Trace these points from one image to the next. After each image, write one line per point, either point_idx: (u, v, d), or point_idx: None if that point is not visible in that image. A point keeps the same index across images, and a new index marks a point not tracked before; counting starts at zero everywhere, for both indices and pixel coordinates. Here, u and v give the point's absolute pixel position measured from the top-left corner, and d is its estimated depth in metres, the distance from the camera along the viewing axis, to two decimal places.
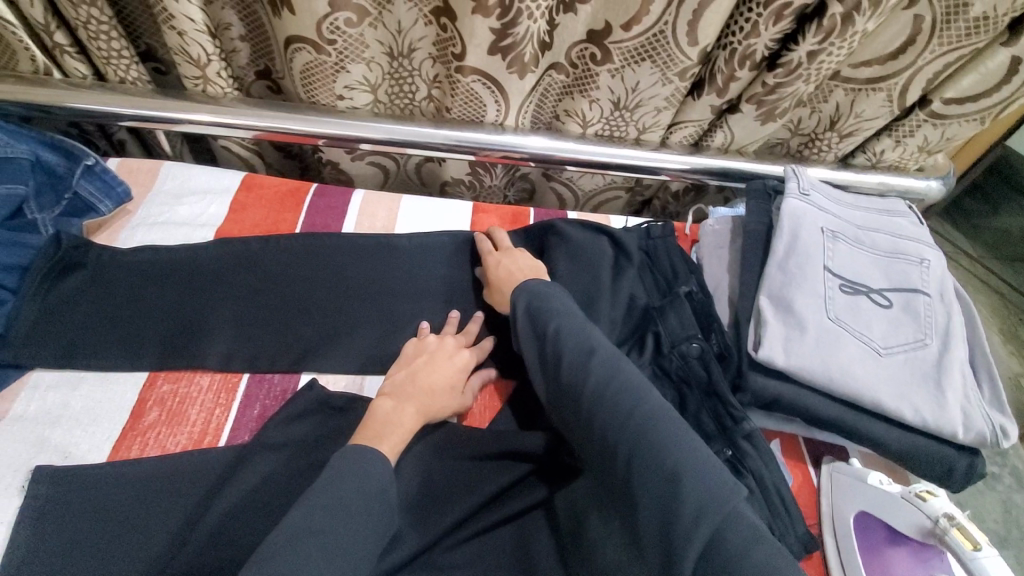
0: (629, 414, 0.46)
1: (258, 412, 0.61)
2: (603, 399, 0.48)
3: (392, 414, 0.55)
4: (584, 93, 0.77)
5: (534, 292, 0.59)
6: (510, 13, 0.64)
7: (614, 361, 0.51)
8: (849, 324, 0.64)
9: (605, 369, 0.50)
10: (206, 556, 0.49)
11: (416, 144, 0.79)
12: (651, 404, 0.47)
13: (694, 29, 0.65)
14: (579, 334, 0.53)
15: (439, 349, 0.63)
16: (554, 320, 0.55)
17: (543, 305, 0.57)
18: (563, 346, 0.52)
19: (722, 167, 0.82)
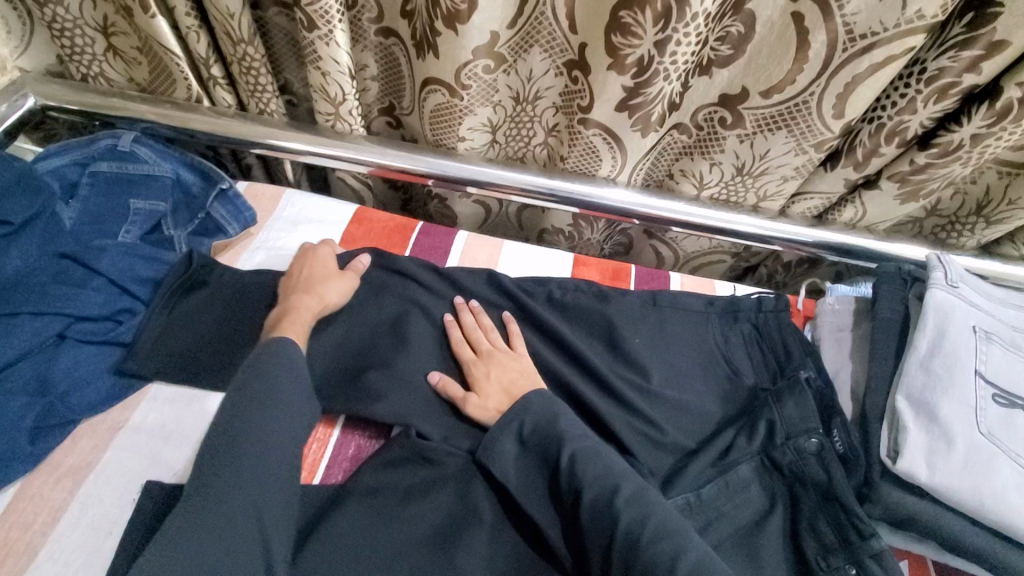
0: (660, 555, 0.45)
1: (356, 453, 0.61)
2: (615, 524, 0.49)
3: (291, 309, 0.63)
4: (705, 155, 0.75)
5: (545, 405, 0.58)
6: (647, 74, 0.63)
7: (639, 496, 0.50)
8: (1004, 442, 0.56)
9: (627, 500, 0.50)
10: None
11: (523, 194, 0.79)
12: (693, 549, 0.46)
13: (843, 102, 0.61)
14: (602, 468, 0.52)
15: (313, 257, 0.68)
16: (568, 445, 0.54)
17: (552, 430, 0.56)
18: (587, 478, 0.52)
19: (846, 245, 0.76)
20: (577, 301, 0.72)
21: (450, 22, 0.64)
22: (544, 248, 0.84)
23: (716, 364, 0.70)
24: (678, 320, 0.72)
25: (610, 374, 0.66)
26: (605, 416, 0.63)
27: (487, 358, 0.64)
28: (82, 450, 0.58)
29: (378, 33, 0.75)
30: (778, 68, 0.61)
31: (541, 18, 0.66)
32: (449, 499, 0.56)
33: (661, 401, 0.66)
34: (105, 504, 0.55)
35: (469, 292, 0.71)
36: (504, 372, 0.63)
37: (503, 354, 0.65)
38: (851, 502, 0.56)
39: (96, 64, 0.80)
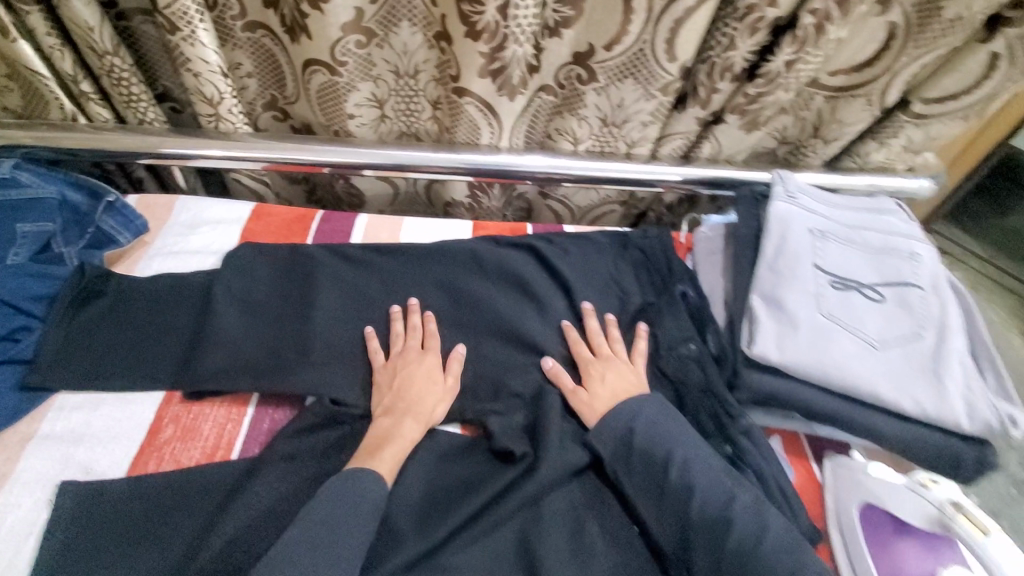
0: (706, 508, 0.54)
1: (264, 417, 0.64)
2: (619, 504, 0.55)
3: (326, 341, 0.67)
4: (573, 112, 0.81)
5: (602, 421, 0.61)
6: (498, 38, 0.69)
7: (687, 464, 0.57)
8: (842, 320, 0.65)
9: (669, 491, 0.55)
10: (223, 559, 0.52)
11: (414, 168, 0.83)
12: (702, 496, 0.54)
13: (672, 46, 0.69)
14: (651, 438, 0.59)
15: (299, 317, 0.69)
16: (625, 424, 0.60)
17: (612, 415, 0.61)
18: (634, 452, 0.59)
19: (711, 177, 0.84)
20: (477, 253, 0.76)
21: (315, 2, 0.68)
22: (444, 220, 0.89)
23: (609, 289, 0.77)
24: (570, 264, 0.76)
25: (500, 325, 0.70)
26: (509, 357, 0.68)
27: (609, 361, 0.67)
28: None
29: (246, 29, 0.77)
30: (611, 23, 0.69)
31: None
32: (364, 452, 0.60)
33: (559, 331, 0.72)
34: (23, 510, 0.56)
35: (371, 262, 0.75)
36: (618, 379, 0.65)
37: (620, 360, 0.68)
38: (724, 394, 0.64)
39: None
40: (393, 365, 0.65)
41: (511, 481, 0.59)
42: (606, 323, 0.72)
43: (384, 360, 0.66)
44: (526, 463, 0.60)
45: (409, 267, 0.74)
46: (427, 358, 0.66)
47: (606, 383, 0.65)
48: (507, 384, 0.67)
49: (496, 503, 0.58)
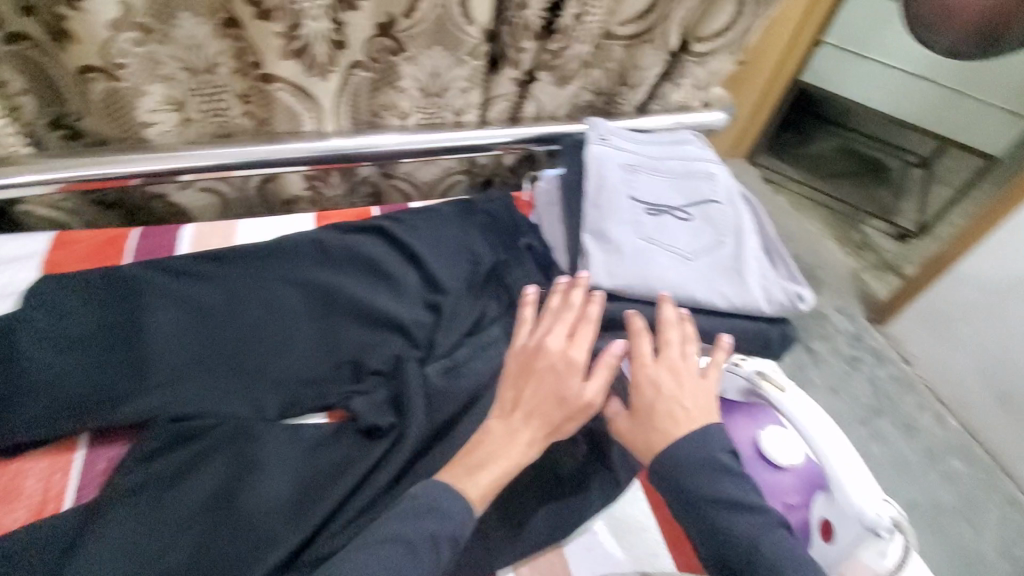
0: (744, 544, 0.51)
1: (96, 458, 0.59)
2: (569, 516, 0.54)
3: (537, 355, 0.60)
4: (392, 87, 0.81)
5: (665, 450, 0.56)
6: (291, 16, 0.67)
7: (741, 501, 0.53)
8: (660, 240, 0.72)
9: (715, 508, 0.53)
10: None
11: (237, 166, 0.79)
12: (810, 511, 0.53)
13: (468, 8, 0.72)
14: (725, 473, 0.54)
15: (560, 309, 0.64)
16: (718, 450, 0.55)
17: (705, 449, 0.55)
18: (703, 489, 0.53)
19: (538, 134, 0.89)
20: (324, 245, 0.75)
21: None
22: (282, 217, 0.86)
23: (462, 255, 0.79)
24: (416, 238, 0.79)
25: (355, 309, 0.69)
26: (368, 337, 0.68)
27: (667, 369, 0.60)
28: None
29: None
30: None
31: None
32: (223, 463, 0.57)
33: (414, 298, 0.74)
34: None
35: (198, 271, 0.69)
36: (677, 394, 0.59)
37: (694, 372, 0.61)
38: None
39: None
40: (530, 365, 0.60)
41: (381, 454, 0.60)
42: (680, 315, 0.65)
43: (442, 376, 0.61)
44: (396, 432, 0.61)
45: (248, 269, 0.71)
46: (572, 373, 0.59)
47: (657, 408, 0.58)
48: (366, 363, 0.67)
49: (371, 477, 0.59)
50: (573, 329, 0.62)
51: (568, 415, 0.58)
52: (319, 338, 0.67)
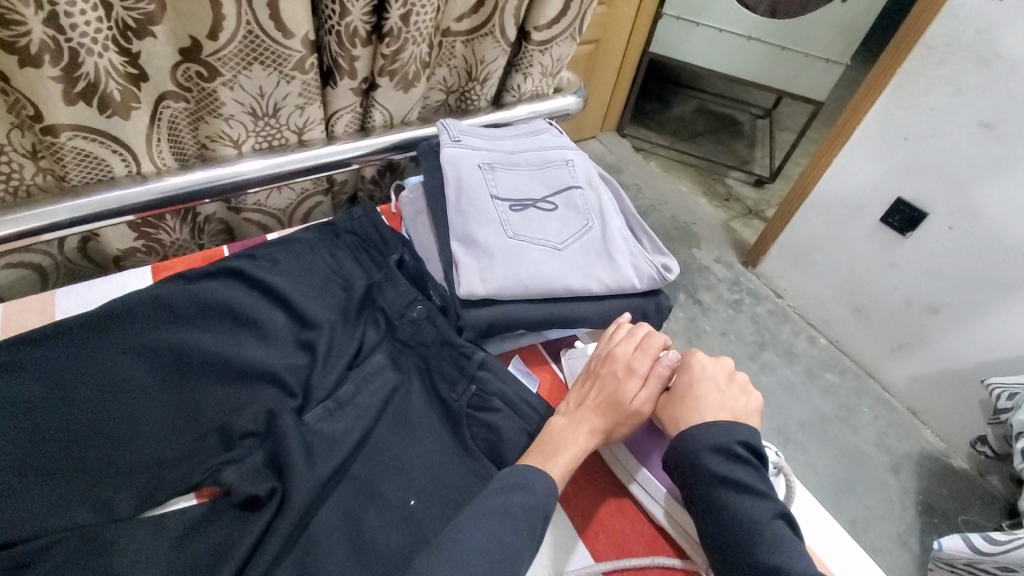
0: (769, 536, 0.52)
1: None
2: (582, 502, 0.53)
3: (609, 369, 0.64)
4: (215, 115, 0.73)
5: (700, 446, 0.57)
6: (66, 53, 0.57)
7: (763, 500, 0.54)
8: (527, 235, 0.72)
9: (732, 490, 0.54)
10: None
11: (48, 229, 0.65)
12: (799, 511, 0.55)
13: (281, 23, 0.66)
14: (732, 462, 0.55)
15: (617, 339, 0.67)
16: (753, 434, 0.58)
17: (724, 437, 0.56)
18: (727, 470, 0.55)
19: (392, 142, 0.85)
20: (162, 299, 0.64)
21: None
22: (112, 276, 0.75)
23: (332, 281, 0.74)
24: (284, 273, 0.71)
25: (212, 368, 0.61)
26: (233, 396, 0.61)
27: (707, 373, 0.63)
28: None
29: None
30: (204, 11, 0.62)
31: None
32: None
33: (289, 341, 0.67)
34: None
35: (3, 371, 0.56)
36: (708, 404, 0.60)
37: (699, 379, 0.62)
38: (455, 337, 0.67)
39: None
40: (597, 374, 0.64)
41: (269, 518, 0.54)
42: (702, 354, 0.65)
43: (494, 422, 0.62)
44: (279, 493, 0.56)
45: (66, 347, 0.59)
46: (630, 379, 0.63)
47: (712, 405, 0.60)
48: (235, 425, 0.59)
49: (261, 544, 0.53)
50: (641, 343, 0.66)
51: (622, 418, 0.61)
52: (174, 409, 0.59)
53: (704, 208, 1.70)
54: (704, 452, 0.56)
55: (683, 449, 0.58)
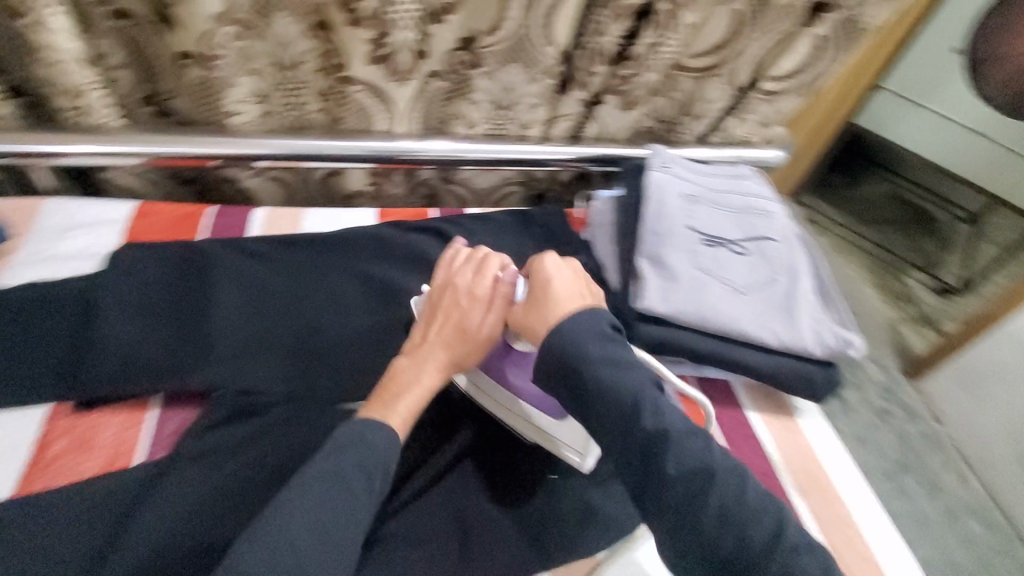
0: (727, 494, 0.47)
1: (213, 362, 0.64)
2: (739, 511, 0.46)
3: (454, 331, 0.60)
4: (464, 97, 0.84)
5: (566, 336, 0.52)
6: (382, 24, 0.70)
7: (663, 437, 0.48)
8: (716, 272, 0.74)
9: (728, 490, 0.47)
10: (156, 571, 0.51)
11: (311, 157, 0.82)
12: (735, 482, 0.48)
13: (549, 29, 0.75)
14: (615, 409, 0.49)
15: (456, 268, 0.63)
16: (588, 366, 0.51)
17: (573, 346, 0.52)
18: (602, 396, 0.50)
19: (598, 154, 0.91)
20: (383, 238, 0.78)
21: None
22: (346, 210, 0.89)
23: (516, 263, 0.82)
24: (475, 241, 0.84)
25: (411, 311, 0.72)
26: None
27: (541, 296, 0.57)
28: None
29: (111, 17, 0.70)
30: (490, 8, 0.72)
31: None
32: (276, 442, 0.60)
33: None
34: None
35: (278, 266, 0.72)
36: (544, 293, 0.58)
37: (541, 293, 0.57)
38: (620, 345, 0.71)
39: None
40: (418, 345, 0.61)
41: (415, 461, 0.63)
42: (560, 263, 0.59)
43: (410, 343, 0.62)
44: (423, 441, 0.64)
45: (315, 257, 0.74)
46: (477, 306, 0.60)
47: (558, 287, 0.57)
48: None
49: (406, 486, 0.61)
50: (483, 263, 0.62)
51: (472, 346, 0.60)
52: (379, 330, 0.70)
53: (872, 298, 1.53)
54: (644, 396, 0.49)
55: (573, 357, 0.51)
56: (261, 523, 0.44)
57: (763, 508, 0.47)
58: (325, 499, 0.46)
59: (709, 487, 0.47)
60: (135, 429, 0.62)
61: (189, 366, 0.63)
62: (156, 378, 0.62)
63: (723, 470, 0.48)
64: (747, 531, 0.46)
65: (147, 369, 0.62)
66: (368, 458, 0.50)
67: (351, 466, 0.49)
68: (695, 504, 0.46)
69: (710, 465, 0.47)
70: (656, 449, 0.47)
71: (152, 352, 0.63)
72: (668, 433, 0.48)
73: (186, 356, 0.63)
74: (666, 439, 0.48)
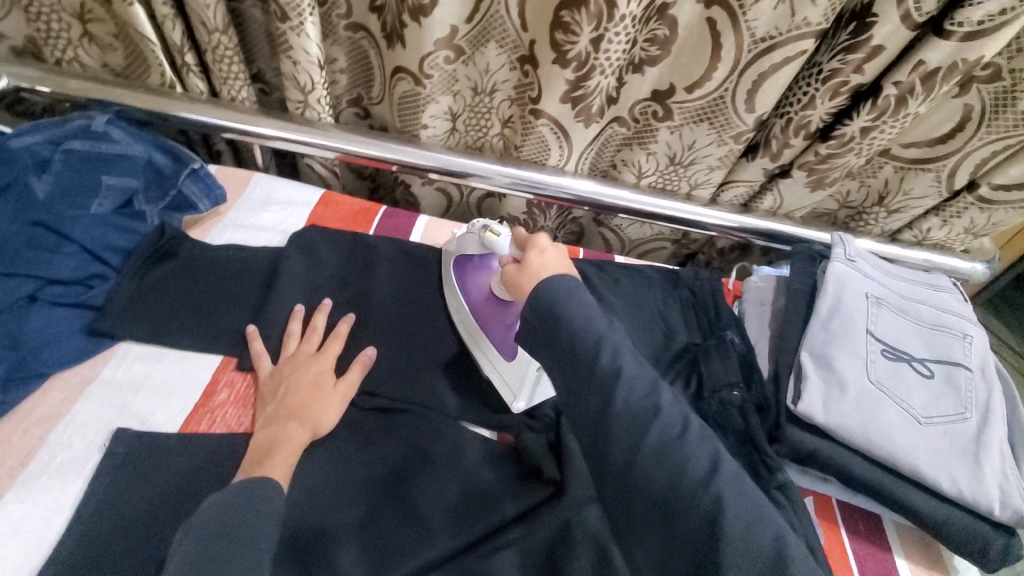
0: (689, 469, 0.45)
1: (335, 396, 0.63)
2: (681, 449, 0.46)
3: (319, 388, 0.63)
4: (642, 147, 0.83)
5: (556, 292, 0.55)
6: (585, 68, 0.71)
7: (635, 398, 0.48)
8: (890, 390, 0.66)
9: (674, 450, 0.46)
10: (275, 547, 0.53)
11: (480, 177, 0.85)
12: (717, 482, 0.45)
13: (753, 98, 0.71)
14: (589, 337, 0.52)
15: (298, 352, 0.66)
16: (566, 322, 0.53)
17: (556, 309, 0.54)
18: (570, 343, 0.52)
19: (768, 229, 0.86)
20: None
21: (416, 15, 0.71)
22: None
23: (656, 323, 0.79)
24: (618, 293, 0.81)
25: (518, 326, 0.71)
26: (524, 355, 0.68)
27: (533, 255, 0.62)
28: (52, 401, 0.60)
29: (348, 27, 0.81)
30: (698, 67, 0.71)
31: (495, 15, 0.73)
32: (399, 448, 0.63)
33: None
34: (75, 448, 0.58)
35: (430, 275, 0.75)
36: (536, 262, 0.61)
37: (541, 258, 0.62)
38: (763, 443, 0.65)
39: (70, 50, 0.82)
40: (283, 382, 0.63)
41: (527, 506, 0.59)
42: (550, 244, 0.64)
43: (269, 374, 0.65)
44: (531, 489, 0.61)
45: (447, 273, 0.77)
46: (319, 363, 0.65)
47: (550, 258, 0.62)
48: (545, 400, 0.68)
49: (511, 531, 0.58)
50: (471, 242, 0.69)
51: (329, 400, 0.62)
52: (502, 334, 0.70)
53: None
54: (604, 337, 0.52)
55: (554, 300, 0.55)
56: (212, 543, 0.45)
57: (698, 460, 0.46)
58: (239, 534, 0.46)
59: (660, 436, 0.46)
60: (270, 449, 0.56)
61: (311, 396, 0.62)
62: (282, 399, 0.61)
63: (672, 429, 0.47)
64: (686, 488, 0.44)
65: (276, 397, 0.62)
66: (263, 510, 0.49)
67: (236, 514, 0.47)
68: (672, 463, 0.45)
69: (658, 403, 0.48)
70: (619, 394, 0.48)
71: (276, 380, 0.64)
72: (627, 381, 0.49)
73: (306, 388, 0.62)
74: (621, 383, 0.49)
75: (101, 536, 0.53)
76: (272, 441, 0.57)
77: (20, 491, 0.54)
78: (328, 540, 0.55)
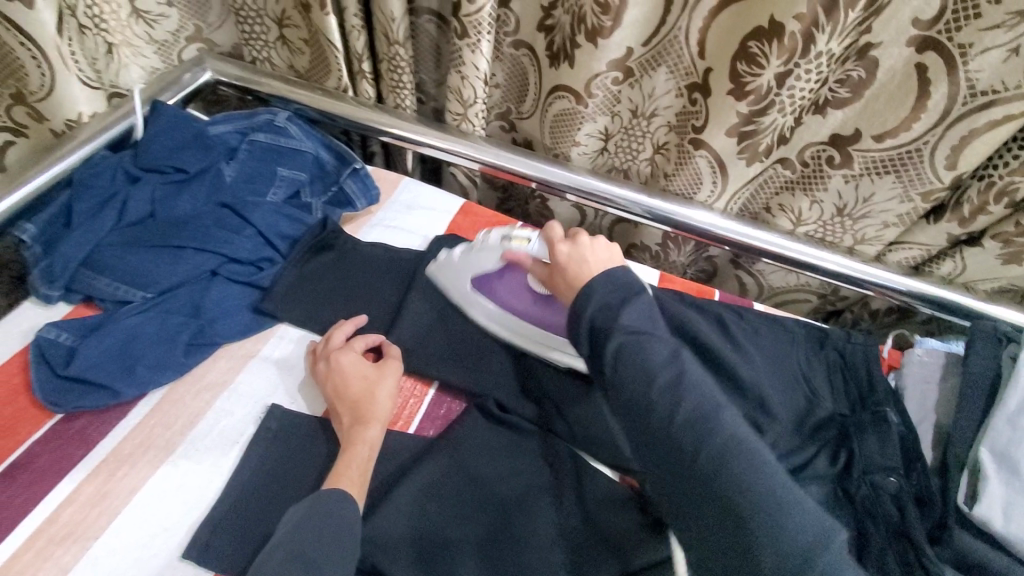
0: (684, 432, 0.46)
1: (381, 377, 0.64)
2: (703, 420, 0.46)
3: (359, 391, 0.62)
4: (807, 192, 0.77)
5: (603, 302, 0.52)
6: (764, 102, 0.68)
7: (676, 385, 0.47)
8: None
9: (690, 432, 0.45)
10: (398, 551, 0.54)
11: (619, 205, 0.82)
12: (717, 435, 0.45)
13: (956, 155, 0.64)
14: (647, 353, 0.48)
15: (324, 351, 0.66)
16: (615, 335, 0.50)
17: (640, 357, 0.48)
18: (623, 367, 0.49)
19: (943, 299, 0.76)
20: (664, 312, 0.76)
21: (592, 37, 0.71)
22: (630, 262, 0.89)
23: (800, 382, 0.72)
24: (758, 346, 0.75)
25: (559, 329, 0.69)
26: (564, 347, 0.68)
27: (570, 254, 0.59)
28: (221, 368, 0.66)
29: (513, 46, 0.82)
30: (893, 115, 0.65)
31: (673, 41, 0.70)
32: (522, 470, 0.62)
33: (741, 401, 0.68)
34: (235, 417, 0.63)
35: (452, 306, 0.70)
36: (582, 263, 0.58)
37: (582, 263, 0.58)
38: (923, 542, 0.57)
39: (266, 50, 0.91)
40: (325, 386, 0.63)
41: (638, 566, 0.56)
42: (580, 245, 0.59)
43: (314, 376, 0.65)
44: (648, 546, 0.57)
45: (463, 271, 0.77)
46: (347, 358, 0.64)
47: (590, 261, 0.58)
48: None
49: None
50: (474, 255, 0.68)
51: (370, 390, 0.62)
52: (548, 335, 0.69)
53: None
54: (625, 343, 0.49)
55: (598, 322, 0.51)
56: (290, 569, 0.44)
57: (722, 432, 0.45)
58: (317, 563, 0.45)
59: (683, 419, 0.46)
60: (349, 451, 0.57)
61: (360, 392, 0.62)
62: (336, 405, 0.62)
63: (692, 409, 0.46)
64: (737, 520, 0.43)
65: (330, 406, 0.63)
66: (331, 526, 0.48)
67: (308, 533, 0.47)
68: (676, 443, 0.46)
69: (677, 389, 0.47)
70: (643, 404, 0.47)
71: (322, 389, 0.64)
72: (658, 387, 0.47)
73: (356, 381, 0.62)
74: (644, 394, 0.47)
75: (249, 508, 0.57)
76: (346, 442, 0.58)
77: (188, 450, 0.60)
78: (449, 552, 0.55)
